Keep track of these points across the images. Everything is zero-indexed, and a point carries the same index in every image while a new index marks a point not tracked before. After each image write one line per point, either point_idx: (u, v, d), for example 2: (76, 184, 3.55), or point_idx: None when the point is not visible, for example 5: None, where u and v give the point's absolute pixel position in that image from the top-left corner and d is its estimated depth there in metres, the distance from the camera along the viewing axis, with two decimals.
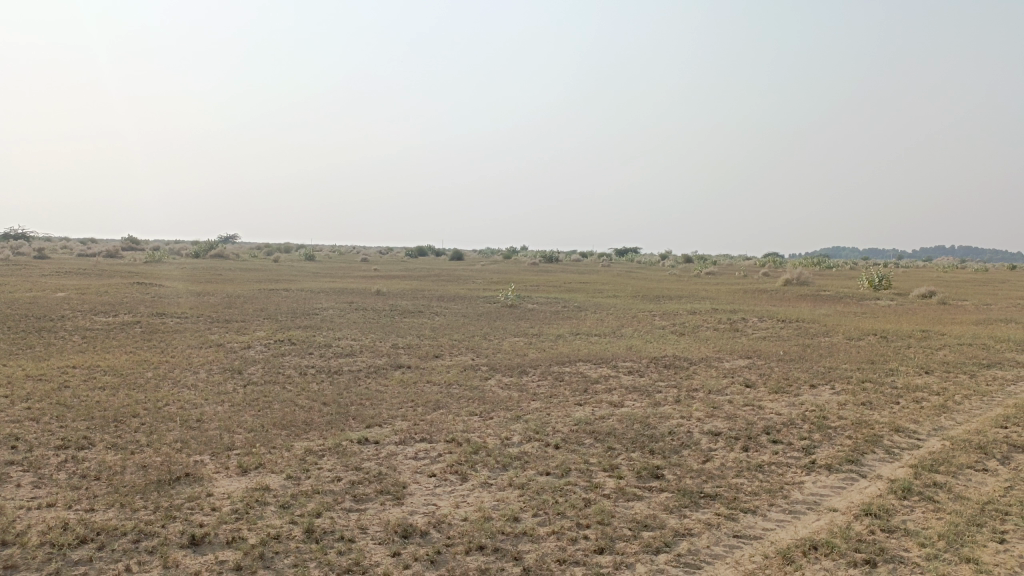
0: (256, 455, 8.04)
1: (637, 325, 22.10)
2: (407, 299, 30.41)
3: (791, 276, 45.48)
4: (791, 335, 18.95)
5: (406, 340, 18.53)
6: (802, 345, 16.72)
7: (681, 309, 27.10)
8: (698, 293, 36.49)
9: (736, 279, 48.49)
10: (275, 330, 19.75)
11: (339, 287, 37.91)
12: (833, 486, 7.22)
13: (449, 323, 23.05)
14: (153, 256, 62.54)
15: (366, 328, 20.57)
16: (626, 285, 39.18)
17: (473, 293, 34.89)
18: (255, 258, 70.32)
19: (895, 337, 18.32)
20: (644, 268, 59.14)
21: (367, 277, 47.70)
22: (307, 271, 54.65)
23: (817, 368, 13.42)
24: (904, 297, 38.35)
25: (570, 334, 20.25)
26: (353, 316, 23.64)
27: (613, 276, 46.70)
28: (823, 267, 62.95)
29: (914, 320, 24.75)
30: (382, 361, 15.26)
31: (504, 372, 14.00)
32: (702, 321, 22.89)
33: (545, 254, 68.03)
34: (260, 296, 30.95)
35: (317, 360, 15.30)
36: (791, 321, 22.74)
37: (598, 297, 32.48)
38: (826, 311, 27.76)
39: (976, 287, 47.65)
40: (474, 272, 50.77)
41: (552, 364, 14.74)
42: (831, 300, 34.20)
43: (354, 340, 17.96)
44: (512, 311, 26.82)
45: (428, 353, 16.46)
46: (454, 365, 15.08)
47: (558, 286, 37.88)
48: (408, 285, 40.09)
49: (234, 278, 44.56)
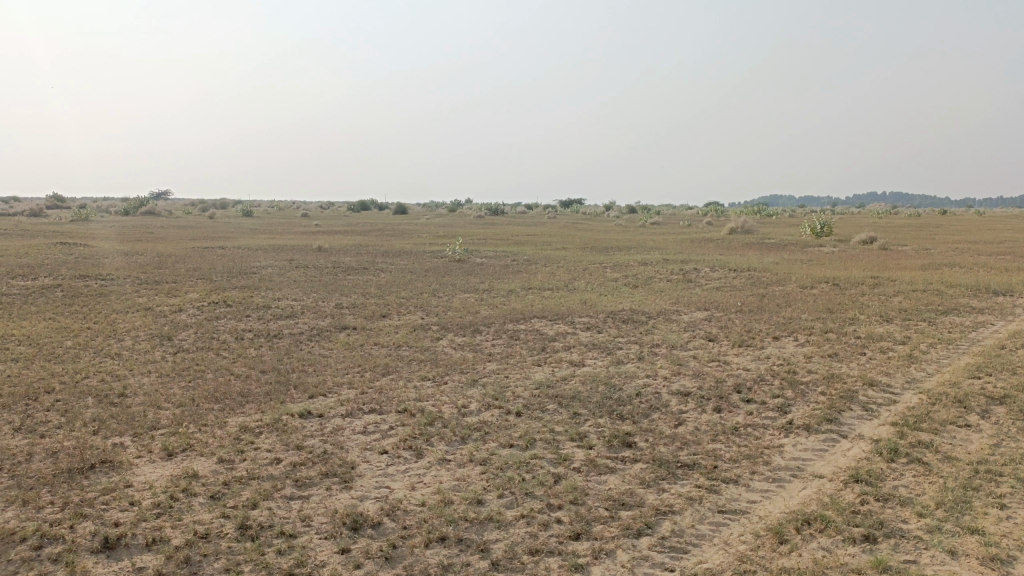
0: (183, 436, 7.19)
1: (589, 278, 21.57)
2: (351, 255, 29.34)
3: (736, 224, 45.62)
4: (745, 285, 18.68)
5: (350, 299, 17.62)
6: (759, 295, 16.43)
7: (631, 260, 26.70)
8: (647, 243, 36.19)
9: (682, 228, 48.58)
10: (210, 291, 18.59)
11: (279, 244, 36.46)
12: (815, 450, 6.78)
13: (395, 279, 22.14)
14: (79, 213, 59.41)
15: (307, 287, 19.53)
16: (574, 237, 38.65)
17: (418, 248, 33.94)
18: (190, 215, 67.67)
19: (848, 285, 18.21)
20: (591, 219, 58.77)
21: (308, 234, 46.11)
22: (245, 227, 52.66)
23: (778, 319, 13.08)
24: (846, 244, 38.82)
25: (522, 289, 19.61)
26: (294, 274, 22.54)
27: (561, 228, 46.11)
28: (765, 215, 63.61)
29: (861, 266, 24.85)
30: (325, 323, 14.37)
31: (456, 331, 13.29)
32: (654, 272, 22.50)
33: (490, 207, 67.04)
34: (194, 255, 29.41)
35: (256, 323, 14.33)
36: (742, 270, 22.54)
37: (547, 250, 31.88)
38: (775, 259, 27.74)
39: (912, 232, 48.67)
40: (420, 226, 49.54)
41: (506, 321, 14.09)
42: (777, 248, 34.37)
43: (295, 301, 16.98)
44: (460, 265, 26.04)
45: (374, 313, 15.62)
46: (403, 324, 14.31)
47: (506, 239, 37.12)
48: (351, 241, 38.85)
49: (167, 237, 42.55)
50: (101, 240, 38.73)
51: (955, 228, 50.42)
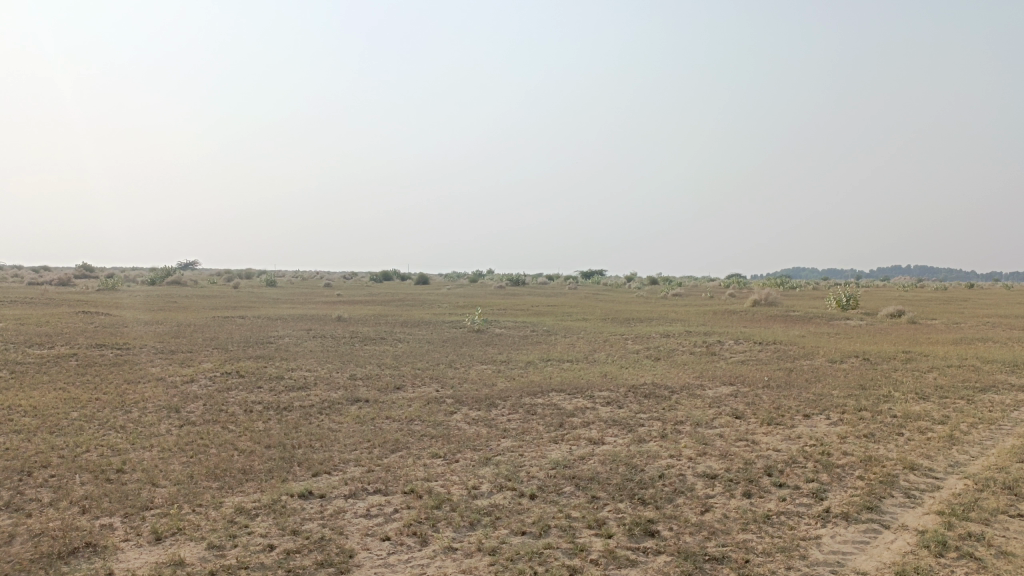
0: (175, 518, 6.78)
1: (610, 350, 21.07)
2: (369, 326, 29.08)
3: (760, 296, 45.07)
4: (772, 358, 18.08)
5: (365, 370, 17.26)
6: (786, 370, 15.83)
7: (653, 331, 26.22)
8: (669, 315, 35.70)
9: (704, 300, 48.14)
10: (224, 361, 18.34)
11: (300, 314, 36.48)
12: (855, 542, 6.21)
13: (412, 350, 21.79)
14: (106, 282, 60.22)
15: (322, 358, 19.23)
16: (595, 308, 38.25)
17: (438, 318, 33.72)
18: (214, 284, 68.34)
19: (880, 360, 17.54)
20: (612, 290, 58.44)
21: (329, 303, 46.14)
22: (267, 297, 52.91)
23: (808, 395, 12.50)
24: (874, 317, 38.01)
25: (540, 361, 19.17)
26: (310, 344, 22.28)
27: (582, 299, 45.74)
28: (788, 287, 62.98)
29: (891, 340, 24.12)
30: (337, 395, 13.98)
31: (471, 405, 12.84)
32: (677, 344, 21.96)
33: (511, 278, 67.10)
34: (213, 324, 29.39)
35: (267, 394, 13.98)
36: (768, 343, 21.92)
37: (568, 321, 31.50)
38: (801, 332, 27.07)
39: (941, 305, 47.72)
40: (439, 296, 49.51)
41: (523, 394, 13.61)
42: (803, 321, 33.69)
43: (309, 372, 16.65)
44: (479, 336, 25.68)
45: (388, 385, 15.22)
46: (417, 397, 13.88)
47: (526, 310, 36.82)
48: (371, 311, 38.75)
49: (190, 307, 42.78)
50: (125, 309, 39.00)
51: (985, 302, 49.39)
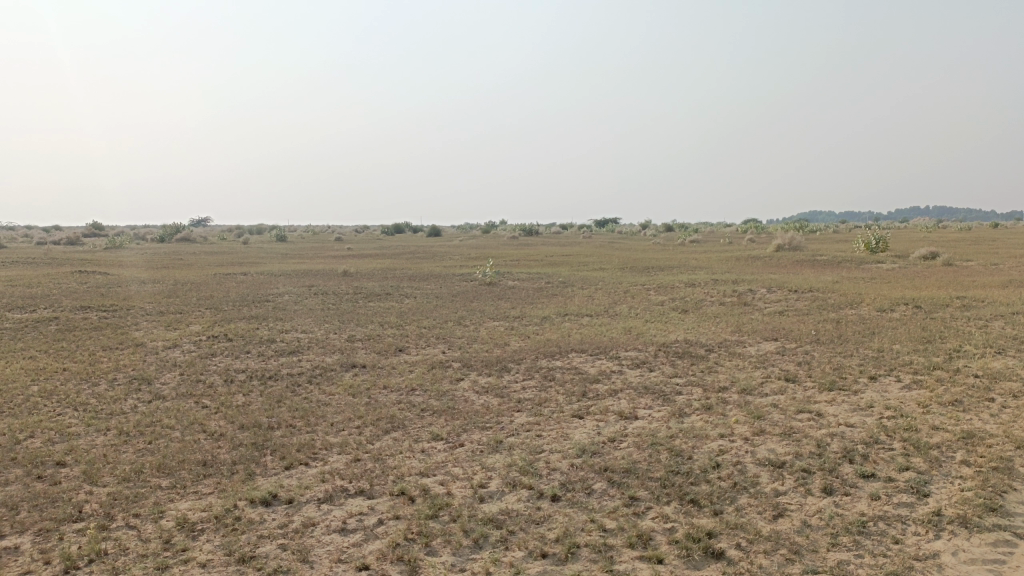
0: (98, 538, 5.30)
1: (632, 302, 19.45)
2: (375, 281, 27.56)
3: (783, 240, 43.11)
4: (812, 309, 16.36)
5: (366, 330, 15.76)
6: (833, 321, 14.15)
7: (676, 280, 24.55)
8: (690, 262, 34.00)
9: (723, 245, 46.24)
10: (214, 322, 16.87)
11: (305, 270, 34.98)
12: (988, 563, 4.63)
13: (418, 306, 20.25)
14: (112, 240, 59.13)
15: (321, 317, 17.71)
16: (612, 256, 36.57)
17: (448, 270, 32.18)
18: (221, 240, 67.07)
19: (934, 307, 15.81)
20: (628, 238, 56.67)
21: (337, 258, 44.68)
22: (275, 252, 51.53)
23: (867, 353, 10.84)
24: (906, 260, 36.14)
25: (557, 315, 17.59)
26: (310, 302, 20.79)
27: (598, 247, 43.99)
28: (810, 231, 60.86)
29: (935, 285, 22.35)
30: (330, 361, 12.46)
31: (480, 370, 11.31)
32: (705, 294, 20.26)
33: (524, 227, 65.41)
34: (212, 282, 27.98)
35: (252, 362, 12.49)
36: (803, 290, 20.20)
37: (585, 270, 29.83)
38: (835, 278, 25.31)
39: (975, 246, 45.54)
40: (451, 248, 47.93)
41: (539, 356, 12.03)
42: (831, 266, 31.91)
43: (303, 334, 15.11)
44: (491, 290, 24.12)
45: (388, 347, 13.69)
46: (420, 361, 12.35)
47: (540, 261, 35.13)
48: (379, 264, 37.26)
49: (196, 264, 41.55)
50: (128, 268, 37.81)
51: (1020, 241, 47.27)
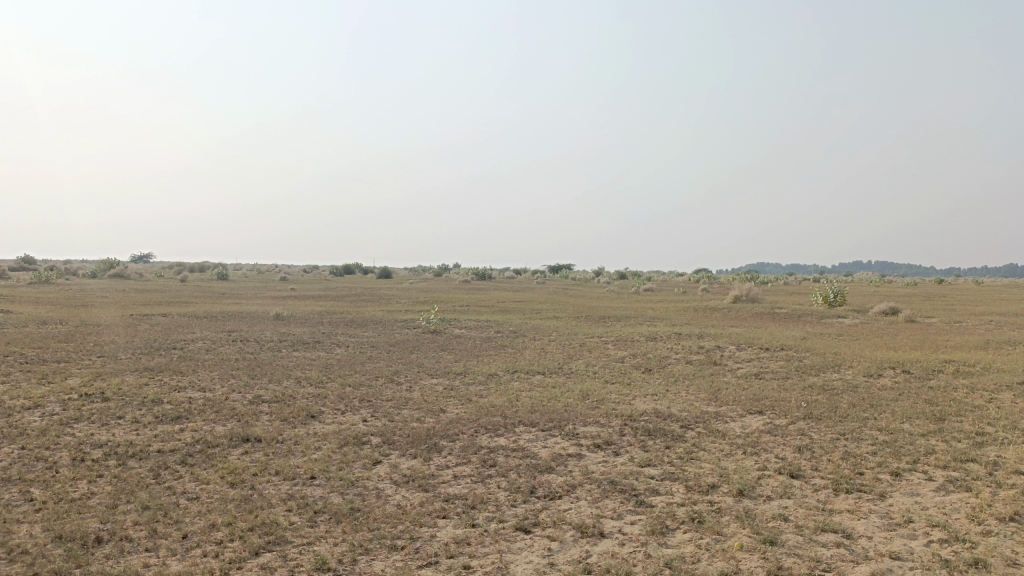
0: None
1: (589, 359, 17.42)
2: (307, 326, 25.00)
3: (740, 291, 41.93)
4: (790, 372, 14.53)
5: (279, 388, 13.34)
6: (819, 391, 12.26)
7: (635, 332, 22.71)
8: (647, 312, 32.32)
9: (677, 295, 45.02)
10: (99, 375, 14.21)
11: (234, 311, 32.15)
12: None
13: (349, 358, 17.85)
14: (37, 273, 55.21)
15: (230, 370, 15.20)
16: (566, 305, 34.62)
17: (391, 316, 29.84)
18: (155, 278, 63.37)
19: (925, 373, 14.11)
20: (583, 285, 54.95)
21: (275, 299, 41.99)
22: (212, 291, 48.47)
23: (878, 437, 8.92)
24: (866, 315, 35.11)
25: (505, 373, 15.42)
26: (224, 351, 18.19)
27: (552, 294, 42.27)
28: (764, 283, 60.20)
29: (911, 345, 20.85)
30: (220, 432, 10.02)
31: (404, 449, 9.06)
32: (669, 351, 18.34)
33: (476, 271, 63.43)
34: (125, 324, 25.10)
35: (121, 433, 9.97)
36: (775, 349, 18.43)
37: (538, 319, 27.81)
38: (801, 334, 23.74)
39: (930, 301, 45.10)
40: (398, 291, 45.65)
41: (479, 431, 9.81)
42: (794, 320, 30.56)
43: (200, 393, 12.60)
44: (434, 339, 21.87)
45: (298, 412, 11.33)
46: (333, 434, 10.03)
47: (490, 307, 33.02)
48: (319, 307, 34.62)
49: (123, 302, 38.34)
50: (45, 306, 34.51)
51: (973, 297, 47.01)
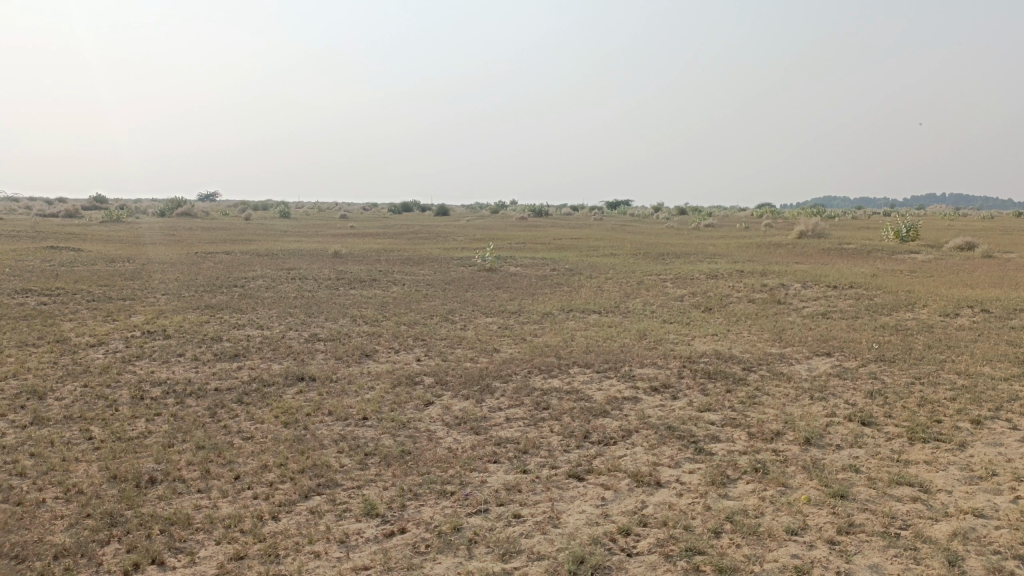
0: None
1: (647, 297, 16.99)
2: (364, 264, 25.14)
3: (806, 226, 40.48)
4: (860, 311, 13.86)
5: (335, 327, 13.38)
6: (891, 331, 11.64)
7: (695, 270, 22.10)
8: (707, 249, 31.50)
9: (739, 230, 43.74)
10: (161, 313, 14.50)
11: (294, 249, 32.57)
12: None
13: (404, 296, 17.82)
14: (109, 212, 56.95)
15: (287, 308, 15.33)
16: (624, 241, 33.97)
17: (448, 253, 29.78)
18: (220, 216, 64.78)
19: (1007, 313, 13.27)
20: (642, 221, 53.91)
21: (335, 236, 42.42)
22: (275, 230, 49.27)
23: (957, 381, 8.37)
24: (941, 250, 33.54)
25: (560, 312, 15.15)
26: (282, 290, 18.37)
27: (610, 230, 41.59)
28: (832, 217, 58.04)
29: (990, 282, 19.74)
30: (276, 371, 10.07)
31: (456, 391, 8.92)
32: (730, 289, 17.75)
33: (533, 208, 62.86)
34: (189, 262, 25.67)
35: (180, 371, 10.11)
36: (843, 287, 17.66)
37: (595, 256, 27.35)
38: (871, 271, 22.73)
39: (1010, 235, 42.79)
40: (455, 228, 45.59)
41: (533, 372, 9.61)
42: (863, 256, 29.35)
43: (257, 332, 12.72)
44: (490, 277, 21.70)
45: (352, 351, 11.33)
46: (386, 373, 9.98)
47: (547, 244, 32.66)
48: (376, 245, 34.80)
49: (189, 241, 39.26)
50: (116, 244, 35.64)
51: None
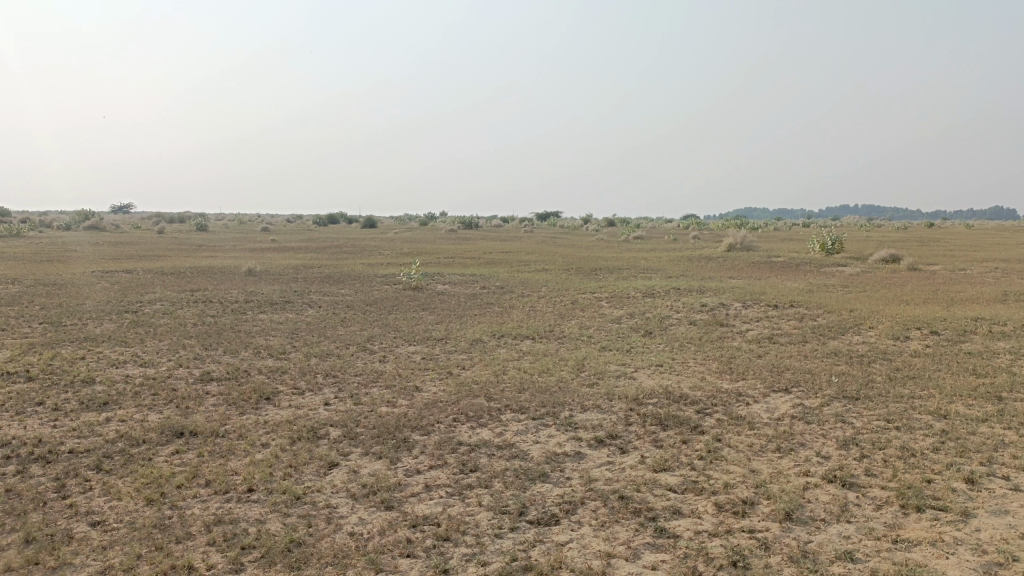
0: None
1: (582, 319, 15.86)
2: (280, 283, 23.32)
3: (736, 238, 40.43)
4: (807, 335, 13.03)
5: (235, 362, 11.74)
6: (846, 359, 10.80)
7: (630, 287, 21.20)
8: (641, 263, 30.86)
9: (668, 243, 43.37)
10: (30, 348, 12.53)
11: (206, 266, 30.29)
12: None
13: (320, 321, 16.23)
14: (7, 225, 52.76)
15: (184, 339, 13.56)
16: (555, 255, 32.97)
17: (372, 270, 28.17)
18: (130, 229, 60.98)
19: (956, 335, 12.65)
20: (573, 233, 53.06)
21: (252, 251, 40.04)
22: (189, 244, 46.42)
23: (933, 425, 7.46)
24: (866, 263, 33.73)
25: (490, 339, 13.86)
26: (182, 316, 16.48)
27: (541, 244, 40.55)
28: (758, 229, 58.69)
29: (925, 298, 19.44)
30: (152, 424, 8.44)
31: (367, 447, 7.52)
32: (669, 309, 16.81)
33: (462, 220, 61.50)
34: (83, 283, 23.26)
35: (32, 427, 8.34)
36: (784, 306, 16.95)
37: (527, 272, 26.20)
38: (806, 286, 22.30)
39: (928, 248, 43.79)
40: (382, 241, 43.78)
41: (458, 420, 8.28)
42: (795, 270, 29.16)
43: (141, 371, 10.96)
44: (415, 297, 20.27)
45: (250, 394, 9.77)
46: (287, 423, 8.48)
47: (477, 259, 31.38)
48: (295, 261, 32.77)
49: (93, 257, 36.42)
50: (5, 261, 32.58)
51: (971, 242, 45.73)
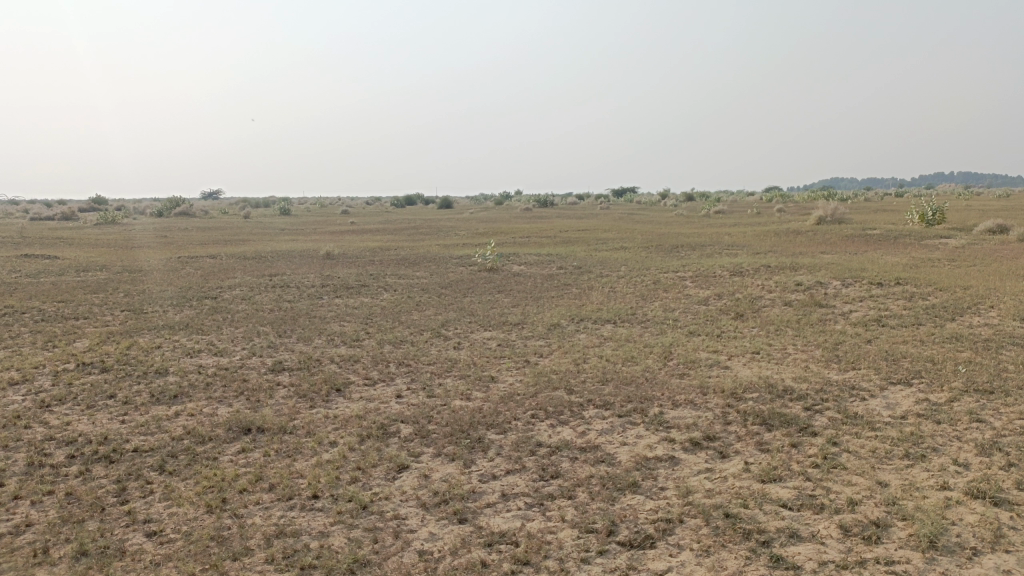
0: None
1: (666, 301, 14.93)
2: (356, 266, 23.15)
3: (828, 210, 38.23)
4: (920, 317, 11.79)
5: (306, 351, 11.40)
6: (971, 345, 9.59)
7: (716, 264, 20.05)
8: (725, 238, 29.44)
9: (754, 217, 41.44)
10: (110, 337, 12.54)
11: (286, 251, 30.52)
12: None
13: (395, 306, 15.84)
14: (103, 214, 54.95)
15: (258, 326, 13.36)
16: (635, 233, 31.84)
17: (448, 251, 27.76)
18: (216, 215, 62.68)
19: None
20: (651, 209, 51.54)
21: (331, 234, 40.31)
22: (271, 228, 47.23)
23: None
24: (973, 234, 31.28)
25: (569, 323, 13.13)
26: (259, 302, 16.36)
27: (620, 221, 39.38)
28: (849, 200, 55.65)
29: None
30: (220, 419, 8.11)
31: (438, 447, 6.95)
32: (760, 288, 15.68)
33: (538, 199, 60.66)
34: (167, 269, 23.65)
35: (102, 422, 8.14)
36: (888, 284, 15.57)
37: (607, 251, 25.25)
38: (909, 261, 20.63)
39: None
40: (458, 222, 43.45)
41: (538, 416, 7.63)
42: (895, 242, 27.18)
43: (213, 361, 10.74)
44: (491, 279, 19.67)
45: (321, 386, 9.37)
46: (356, 419, 8.01)
47: (554, 238, 30.59)
48: (372, 244, 32.69)
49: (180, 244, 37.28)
50: (99, 249, 33.74)
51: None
